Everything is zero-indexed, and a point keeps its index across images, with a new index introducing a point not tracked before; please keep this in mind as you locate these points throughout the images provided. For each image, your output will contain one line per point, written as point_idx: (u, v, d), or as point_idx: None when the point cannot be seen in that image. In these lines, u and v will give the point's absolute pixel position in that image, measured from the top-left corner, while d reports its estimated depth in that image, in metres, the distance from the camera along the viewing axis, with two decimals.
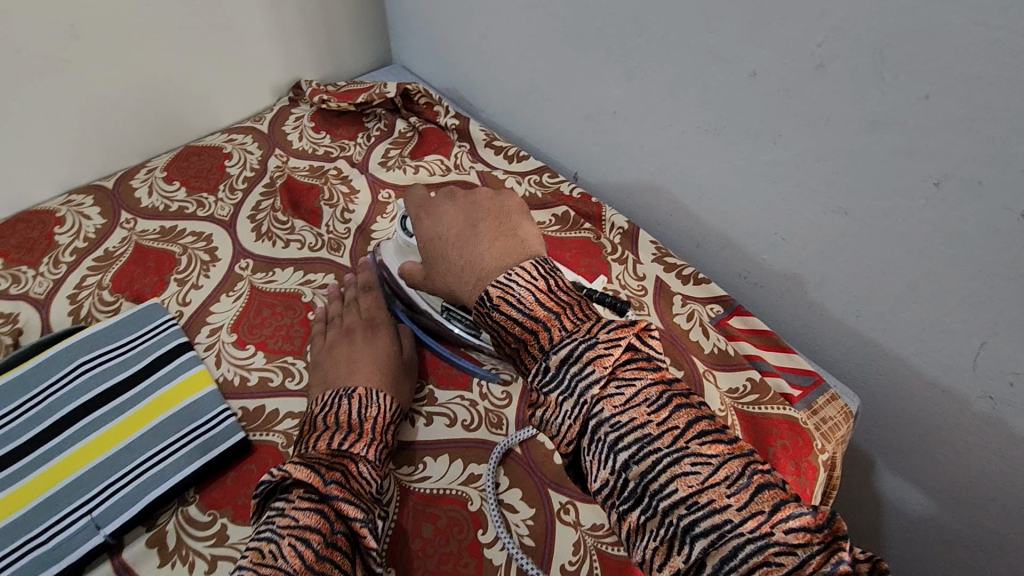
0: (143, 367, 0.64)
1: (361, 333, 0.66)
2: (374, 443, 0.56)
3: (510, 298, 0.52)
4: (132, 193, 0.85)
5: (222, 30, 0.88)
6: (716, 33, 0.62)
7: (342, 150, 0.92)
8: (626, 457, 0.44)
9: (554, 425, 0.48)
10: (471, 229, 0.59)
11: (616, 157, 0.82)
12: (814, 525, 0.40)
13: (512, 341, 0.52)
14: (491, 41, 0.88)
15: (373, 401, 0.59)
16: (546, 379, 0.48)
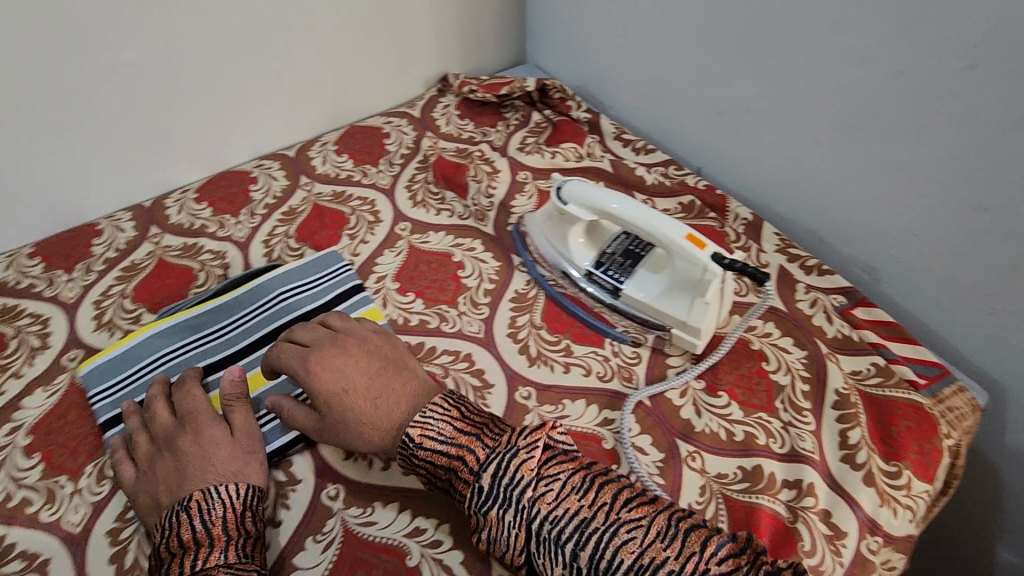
0: (328, 301, 0.77)
1: (185, 437, 0.59)
2: (230, 545, 0.52)
3: (430, 432, 0.57)
4: (310, 162, 0.99)
5: (392, 27, 1.01)
6: (867, 35, 0.66)
7: (484, 136, 1.02)
8: (572, 547, 0.51)
9: (502, 540, 0.53)
10: (382, 383, 0.61)
11: (744, 152, 0.87)
12: (741, 548, 0.50)
13: (442, 471, 0.56)
14: (629, 42, 0.96)
15: (212, 500, 0.54)
16: (484, 500, 0.53)
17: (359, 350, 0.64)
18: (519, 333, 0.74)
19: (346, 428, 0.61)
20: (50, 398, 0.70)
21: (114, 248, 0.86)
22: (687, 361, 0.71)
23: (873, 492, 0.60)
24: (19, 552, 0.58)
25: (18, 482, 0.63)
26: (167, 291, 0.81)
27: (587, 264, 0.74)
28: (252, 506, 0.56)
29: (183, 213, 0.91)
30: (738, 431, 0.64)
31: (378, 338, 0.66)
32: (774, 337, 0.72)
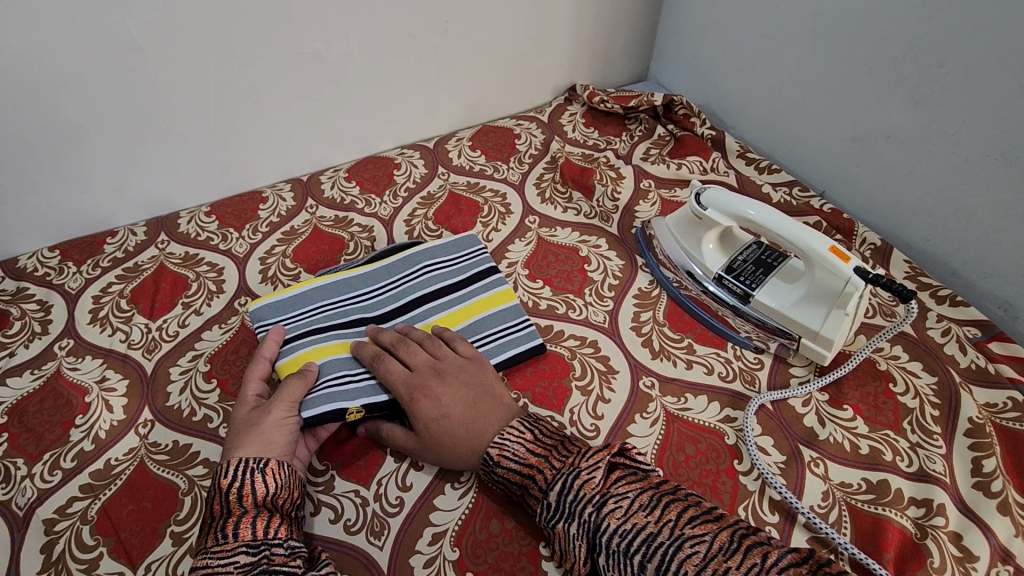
0: (469, 276, 0.82)
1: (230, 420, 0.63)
2: (215, 528, 0.54)
3: (505, 453, 0.59)
4: (447, 153, 1.07)
5: (535, 37, 1.08)
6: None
7: (609, 144, 1.08)
8: (638, 559, 0.49)
9: (571, 552, 0.54)
10: (473, 402, 0.63)
11: (877, 178, 0.87)
12: (801, 559, 0.47)
13: (517, 489, 0.59)
14: (765, 65, 0.99)
15: (231, 475, 0.55)
16: (553, 514, 0.54)
17: (455, 373, 0.65)
18: (643, 327, 0.78)
19: (436, 451, 0.62)
20: (225, 335, 0.79)
21: (277, 214, 0.97)
22: (811, 373, 0.72)
23: (1007, 521, 0.60)
24: (201, 460, 0.67)
25: (199, 401, 0.72)
26: (321, 255, 0.91)
27: (717, 269, 0.78)
28: (246, 480, 0.55)
29: (335, 189, 1.01)
30: (864, 445, 0.65)
31: (472, 366, 0.67)
32: (902, 360, 0.72)
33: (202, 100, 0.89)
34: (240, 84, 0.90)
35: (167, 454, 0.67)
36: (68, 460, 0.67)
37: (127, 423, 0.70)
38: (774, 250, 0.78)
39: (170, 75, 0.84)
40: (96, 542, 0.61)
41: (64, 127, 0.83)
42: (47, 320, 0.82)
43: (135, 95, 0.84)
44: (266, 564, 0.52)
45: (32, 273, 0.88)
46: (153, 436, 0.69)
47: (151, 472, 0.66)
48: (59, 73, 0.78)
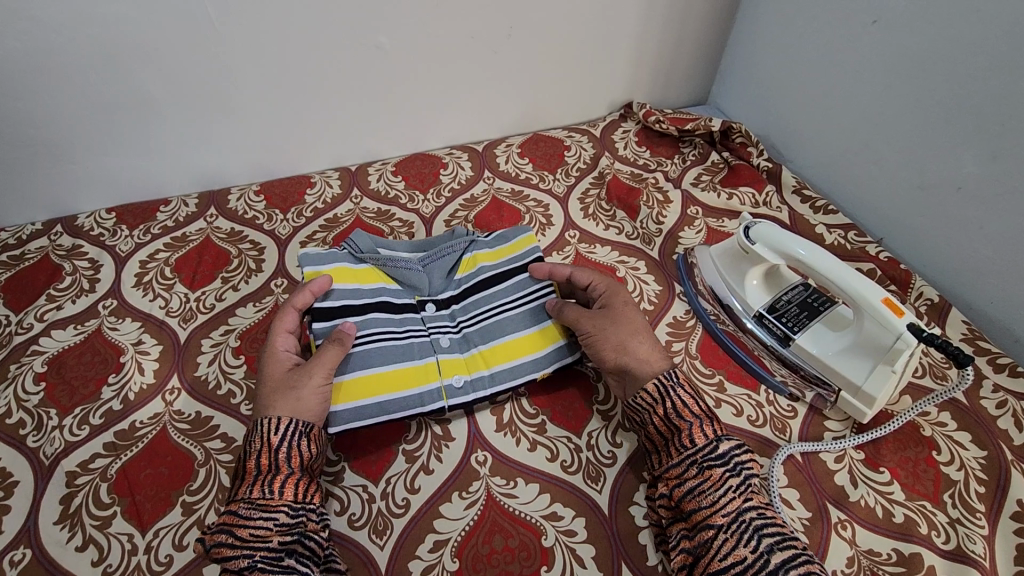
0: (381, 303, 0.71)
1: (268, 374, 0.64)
2: (292, 480, 0.57)
3: (693, 386, 0.62)
4: (495, 158, 1.07)
5: (598, 51, 1.07)
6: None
7: (660, 165, 1.05)
8: (770, 541, 0.51)
9: (707, 496, 0.55)
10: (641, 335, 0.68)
11: (943, 230, 0.83)
12: None
13: (686, 415, 0.59)
14: (832, 102, 0.95)
15: (278, 432, 0.58)
16: (715, 456, 0.57)
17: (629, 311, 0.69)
18: (674, 358, 0.76)
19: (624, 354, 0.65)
20: (258, 313, 0.81)
21: (322, 200, 0.98)
22: (847, 428, 0.68)
23: None
24: (219, 433, 0.68)
25: (226, 375, 0.73)
26: None
27: (759, 307, 0.74)
28: (295, 440, 0.59)
29: (381, 181, 1.02)
30: (898, 513, 0.61)
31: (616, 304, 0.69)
32: (949, 428, 0.68)
33: (266, 82, 0.91)
34: (303, 71, 0.92)
35: (189, 423, 0.69)
36: (96, 417, 0.69)
37: (155, 388, 0.72)
38: (822, 294, 0.74)
39: (237, 56, 0.87)
40: (111, 501, 0.62)
41: (133, 95, 0.86)
42: (96, 278, 0.85)
43: (205, 74, 0.87)
44: (302, 528, 0.56)
45: (88, 232, 0.92)
46: (178, 404, 0.71)
47: (172, 440, 0.67)
48: (140, 45, 0.81)
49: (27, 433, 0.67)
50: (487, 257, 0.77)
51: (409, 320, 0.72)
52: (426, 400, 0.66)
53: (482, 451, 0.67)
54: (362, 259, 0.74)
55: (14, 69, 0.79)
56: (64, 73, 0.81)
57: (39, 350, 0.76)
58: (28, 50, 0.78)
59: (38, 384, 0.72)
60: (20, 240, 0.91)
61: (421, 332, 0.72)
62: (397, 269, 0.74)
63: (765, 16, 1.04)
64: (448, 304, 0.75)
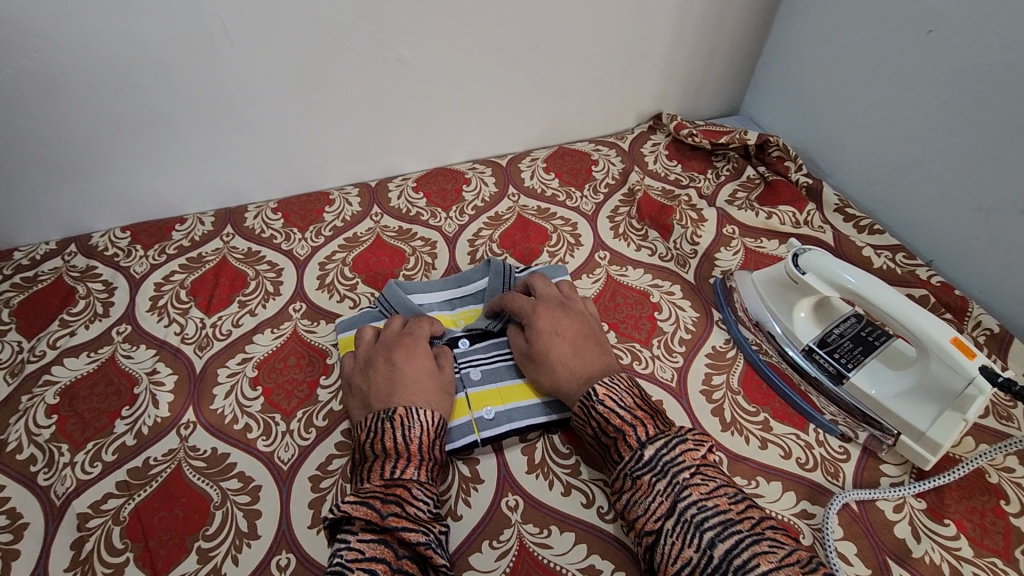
0: None
1: (401, 353, 0.65)
2: (425, 466, 0.57)
3: (613, 396, 0.59)
4: (519, 173, 1.03)
5: (627, 60, 1.03)
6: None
7: (692, 181, 1.01)
8: (711, 535, 0.48)
9: (641, 506, 0.53)
10: (583, 342, 0.67)
11: (1003, 254, 0.77)
12: None
13: (610, 432, 0.58)
14: (878, 114, 0.90)
15: (414, 420, 0.58)
16: (642, 465, 0.55)
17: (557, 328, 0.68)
18: (715, 393, 0.71)
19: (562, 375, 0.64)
20: (276, 340, 0.78)
21: (341, 218, 0.95)
22: (906, 474, 0.64)
23: None
24: (236, 472, 0.65)
25: (243, 408, 0.70)
26: (381, 267, 0.88)
27: (808, 340, 0.70)
28: (439, 439, 0.61)
29: (402, 199, 0.99)
30: (967, 572, 0.56)
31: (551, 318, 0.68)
32: (1017, 474, 0.63)
33: (285, 97, 0.88)
34: (322, 84, 0.88)
35: (205, 461, 0.66)
36: (109, 453, 0.66)
37: (170, 422, 0.69)
38: (875, 326, 0.70)
39: (255, 69, 0.84)
40: (123, 547, 0.59)
41: (149, 111, 0.83)
42: (110, 302, 0.82)
43: (221, 88, 0.84)
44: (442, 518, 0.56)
45: (102, 252, 0.89)
46: (193, 440, 0.67)
47: (187, 479, 0.64)
48: (153, 58, 0.78)
49: (37, 470, 0.65)
50: None
51: None
52: (456, 434, 0.65)
53: (513, 495, 0.63)
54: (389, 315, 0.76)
55: (25, 86, 0.76)
56: (75, 90, 0.78)
57: (52, 379, 0.73)
58: (42, 68, 0.75)
59: (50, 417, 0.69)
60: (34, 260, 0.89)
61: None
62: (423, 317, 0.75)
63: (803, 25, 0.99)
64: (482, 336, 0.74)
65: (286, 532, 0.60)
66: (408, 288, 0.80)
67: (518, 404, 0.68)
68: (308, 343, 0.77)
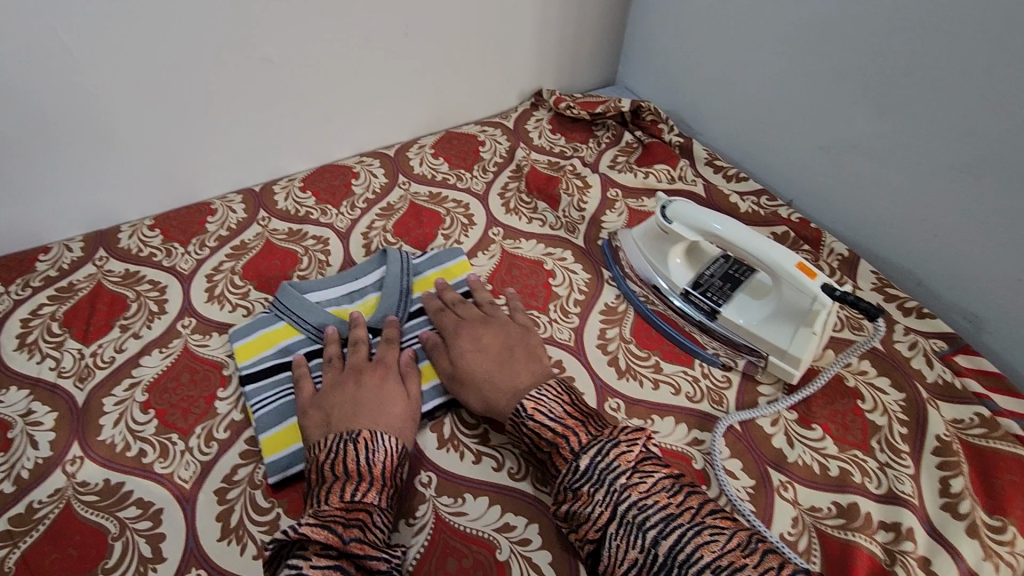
0: (315, 353, 0.72)
1: (373, 377, 0.66)
2: (385, 489, 0.57)
3: (541, 408, 0.60)
4: (408, 161, 1.03)
5: (501, 40, 1.05)
6: (1013, 86, 0.65)
7: (576, 151, 1.05)
8: (655, 533, 0.50)
9: (583, 515, 0.54)
10: (505, 351, 0.68)
11: (846, 187, 0.86)
12: None
13: (544, 446, 0.59)
14: (732, 73, 0.97)
15: (378, 445, 0.58)
16: (580, 475, 0.55)
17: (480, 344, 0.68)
18: (609, 345, 0.75)
19: (486, 393, 0.65)
20: (166, 360, 0.74)
21: (226, 227, 0.92)
22: (779, 391, 0.70)
23: (976, 544, 0.58)
24: (134, 500, 0.62)
25: (135, 434, 0.67)
26: (272, 271, 0.85)
27: (684, 284, 0.75)
28: (404, 464, 0.61)
29: (289, 200, 0.96)
30: (833, 466, 0.64)
31: (472, 335, 0.70)
32: (870, 375, 0.71)
33: (145, 108, 0.83)
34: (185, 91, 0.84)
35: (97, 494, 0.62)
36: None
37: (53, 460, 0.65)
38: (741, 263, 0.76)
39: (106, 81, 0.79)
40: None
41: None
42: None
43: (69, 106, 0.78)
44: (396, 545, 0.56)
45: None
46: (82, 475, 0.64)
47: (79, 516, 0.60)
48: None
49: None
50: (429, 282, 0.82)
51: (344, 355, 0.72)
52: None
53: (426, 471, 0.64)
54: (284, 316, 0.75)
55: None
56: None
57: None
58: None
59: None
60: None
61: None
62: (322, 315, 0.74)
63: None
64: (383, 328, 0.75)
65: (194, 549, 0.58)
66: (300, 287, 0.78)
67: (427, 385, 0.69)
68: (201, 357, 0.75)
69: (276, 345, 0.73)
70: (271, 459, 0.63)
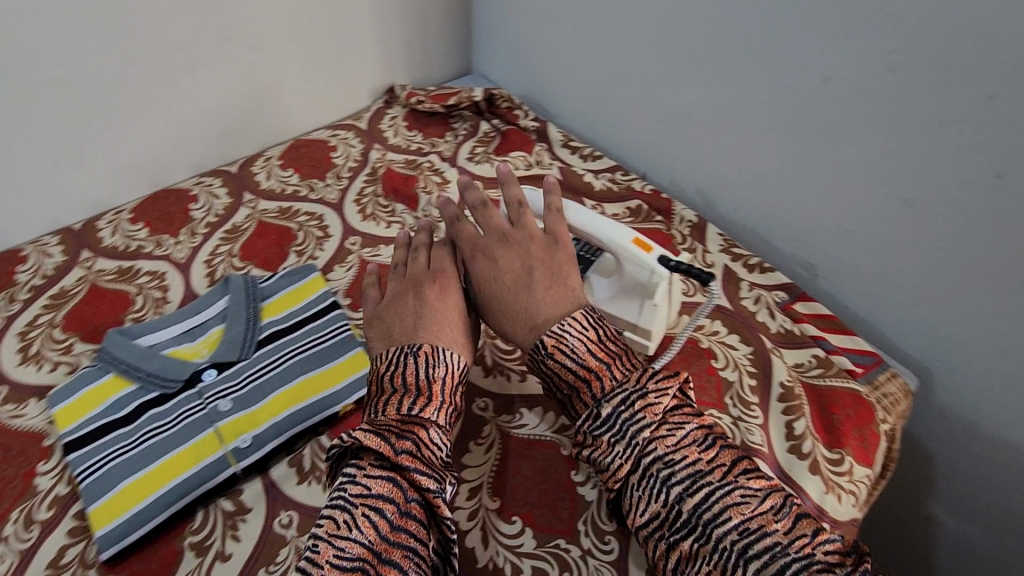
0: (151, 401, 0.65)
1: (431, 287, 0.64)
2: (444, 407, 0.56)
3: (563, 346, 0.58)
4: (253, 177, 0.96)
5: (337, 38, 1.00)
6: (803, 48, 0.69)
7: (433, 147, 1.02)
8: (679, 490, 0.50)
9: (604, 463, 0.54)
10: (523, 271, 0.63)
11: (688, 156, 0.89)
12: (843, 550, 0.48)
13: (564, 387, 0.58)
14: (574, 54, 0.97)
15: (440, 360, 0.59)
16: (601, 425, 0.54)
17: (501, 267, 0.64)
18: None
19: (499, 321, 0.63)
20: None
21: (41, 275, 0.81)
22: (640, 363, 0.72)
23: (818, 479, 0.63)
24: None
25: None
26: (98, 318, 0.76)
27: None
28: (463, 382, 0.61)
29: (117, 235, 0.87)
30: None
31: (484, 259, 0.64)
32: (721, 334, 0.75)
33: None
34: None
35: None
36: None
37: None
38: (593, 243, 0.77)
39: None
40: None
41: None
42: None
43: None
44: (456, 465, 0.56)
45: None
46: None
47: None
48: None
49: None
50: (282, 302, 0.76)
51: (185, 399, 0.65)
52: (209, 474, 0.59)
53: (286, 511, 0.60)
54: (109, 369, 0.67)
55: None
56: None
57: None
58: None
59: None
60: None
61: (197, 408, 0.64)
62: (154, 360, 0.67)
63: None
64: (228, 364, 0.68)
65: None
66: (132, 332, 0.71)
67: (281, 416, 0.64)
68: (17, 431, 0.66)
69: (102, 402, 0.65)
70: (101, 533, 0.56)
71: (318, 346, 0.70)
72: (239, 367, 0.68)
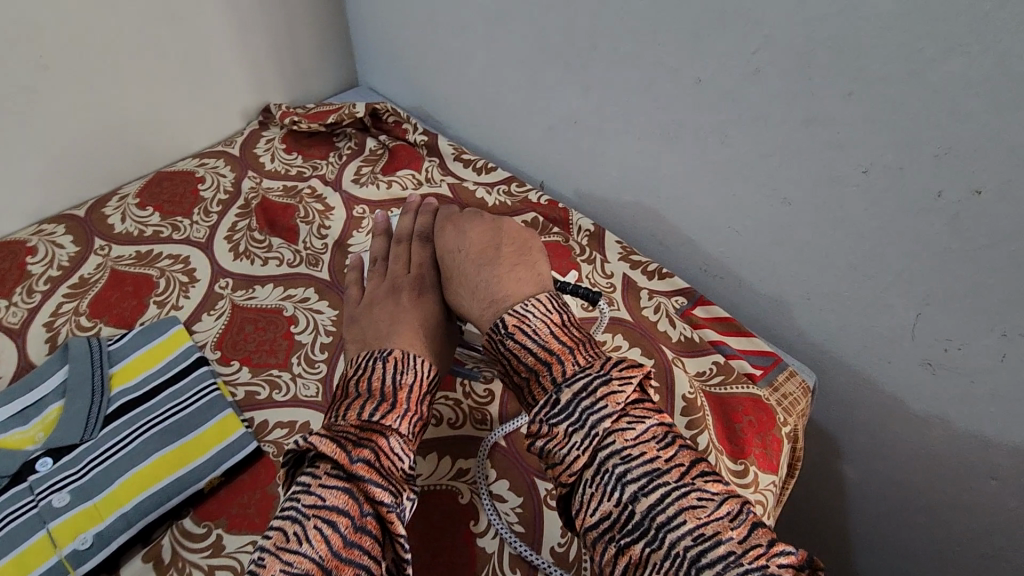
0: None
1: (407, 292, 0.64)
2: (409, 416, 0.52)
3: (525, 326, 0.55)
4: (105, 220, 0.85)
5: (189, 58, 0.90)
6: (666, 50, 0.66)
7: (315, 170, 0.94)
8: (636, 488, 0.45)
9: (558, 455, 0.49)
10: (485, 253, 0.64)
11: (580, 164, 0.85)
12: (798, 564, 0.43)
13: (522, 371, 0.54)
14: (455, 62, 0.92)
15: (409, 366, 0.55)
16: (557, 411, 0.49)
17: (473, 256, 0.64)
18: None
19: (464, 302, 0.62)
20: None
21: None
22: None
23: None
24: None
25: None
26: None
27: None
28: (434, 391, 0.57)
29: None
30: None
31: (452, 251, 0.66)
32: (623, 349, 0.72)
33: None
34: None
35: None
36: None
37: None
38: None
39: None
40: None
41: None
42: None
43: None
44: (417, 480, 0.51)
45: None
46: None
47: None
48: None
49: None
50: (136, 366, 0.67)
51: (12, 498, 0.56)
52: None
53: None
54: None
55: None
56: None
57: None
58: None
59: None
60: None
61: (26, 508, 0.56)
62: None
63: None
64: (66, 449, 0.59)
65: None
66: None
67: (130, 504, 0.56)
68: None
69: None
70: None
71: (178, 415, 0.63)
72: (79, 452, 0.59)
